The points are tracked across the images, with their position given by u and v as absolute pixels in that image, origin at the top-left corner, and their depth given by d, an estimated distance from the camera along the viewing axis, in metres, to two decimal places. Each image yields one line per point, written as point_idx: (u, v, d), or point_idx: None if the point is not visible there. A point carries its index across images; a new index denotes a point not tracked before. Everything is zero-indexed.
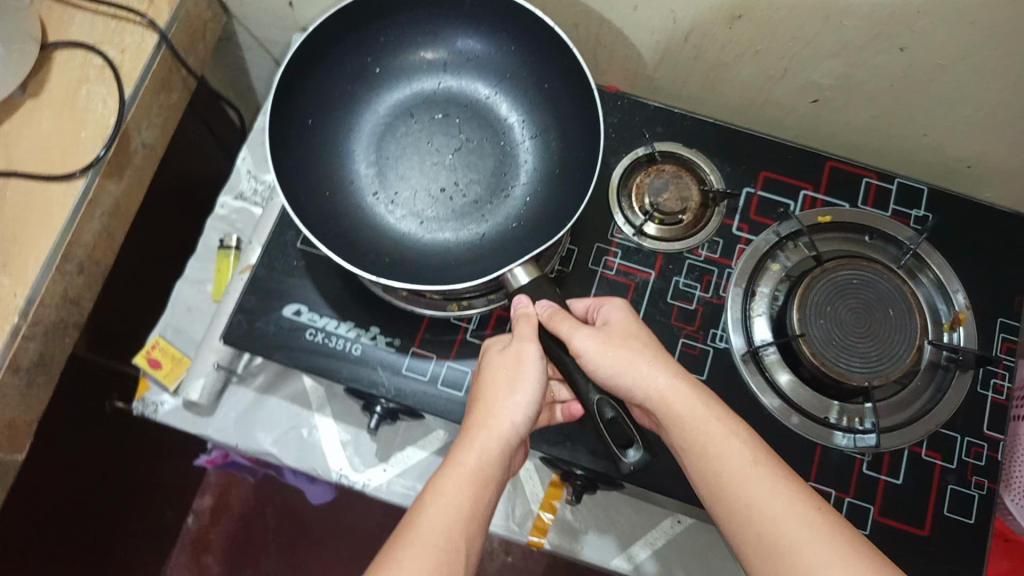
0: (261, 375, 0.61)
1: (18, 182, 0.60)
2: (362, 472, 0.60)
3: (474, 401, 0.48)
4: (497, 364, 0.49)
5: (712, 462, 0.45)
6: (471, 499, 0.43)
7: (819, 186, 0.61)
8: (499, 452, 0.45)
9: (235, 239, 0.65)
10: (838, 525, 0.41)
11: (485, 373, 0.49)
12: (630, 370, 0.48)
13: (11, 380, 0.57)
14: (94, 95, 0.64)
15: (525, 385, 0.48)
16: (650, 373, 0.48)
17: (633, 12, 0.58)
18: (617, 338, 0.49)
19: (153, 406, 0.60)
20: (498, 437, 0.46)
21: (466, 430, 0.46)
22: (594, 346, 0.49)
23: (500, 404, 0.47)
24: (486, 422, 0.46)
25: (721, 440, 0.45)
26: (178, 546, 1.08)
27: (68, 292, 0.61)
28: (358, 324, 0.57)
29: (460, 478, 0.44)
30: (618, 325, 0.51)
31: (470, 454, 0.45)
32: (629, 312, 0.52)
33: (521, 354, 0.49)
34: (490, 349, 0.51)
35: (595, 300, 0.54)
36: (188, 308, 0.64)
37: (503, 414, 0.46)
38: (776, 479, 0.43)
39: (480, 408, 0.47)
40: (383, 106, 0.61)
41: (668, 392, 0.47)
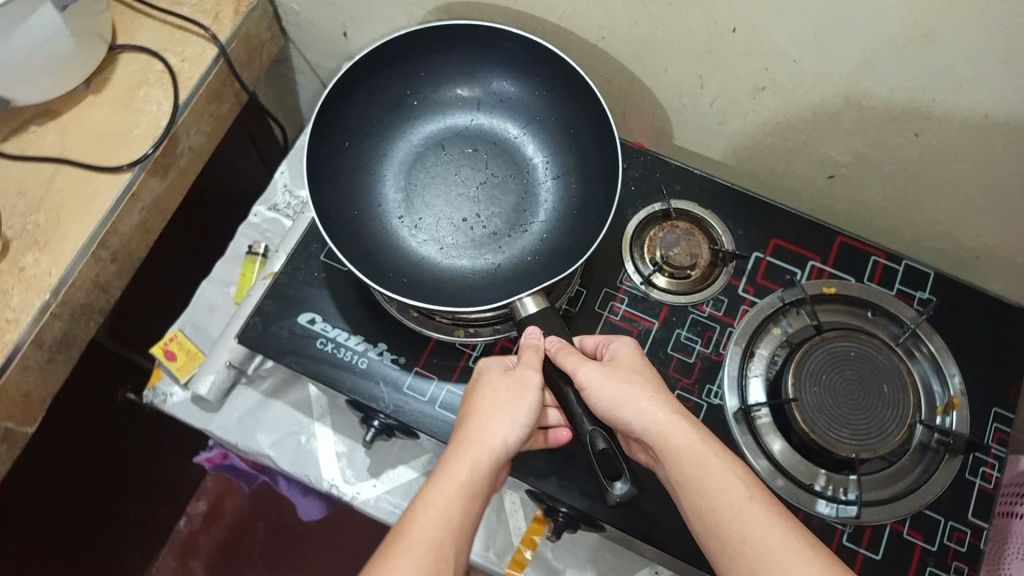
0: (269, 379, 0.63)
1: (69, 169, 0.64)
2: (353, 484, 0.61)
3: (468, 415, 0.50)
4: (498, 384, 0.51)
5: (709, 497, 0.46)
6: (461, 512, 0.45)
7: (827, 258, 0.63)
8: (490, 466, 0.47)
9: (263, 246, 0.68)
10: (834, 567, 0.42)
11: (483, 391, 0.51)
12: (629, 404, 0.49)
13: (35, 353, 0.59)
14: (150, 97, 0.68)
15: (522, 406, 0.49)
16: (648, 404, 0.49)
17: (664, 73, 0.62)
18: (620, 373, 0.51)
19: (162, 396, 0.62)
20: (490, 452, 0.47)
21: (460, 443, 0.48)
22: (599, 378, 0.51)
23: (495, 422, 0.48)
24: (480, 438, 0.48)
25: (716, 476, 0.46)
26: (167, 547, 1.10)
27: (100, 278, 0.64)
28: (367, 339, 0.59)
29: (451, 490, 0.45)
30: (624, 361, 0.52)
31: (462, 467, 0.46)
32: (636, 350, 0.54)
33: (523, 379, 0.51)
34: (491, 368, 0.53)
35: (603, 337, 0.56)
36: (209, 307, 0.67)
37: (497, 431, 0.48)
38: (770, 516, 0.44)
39: (474, 422, 0.49)
40: (417, 137, 0.65)
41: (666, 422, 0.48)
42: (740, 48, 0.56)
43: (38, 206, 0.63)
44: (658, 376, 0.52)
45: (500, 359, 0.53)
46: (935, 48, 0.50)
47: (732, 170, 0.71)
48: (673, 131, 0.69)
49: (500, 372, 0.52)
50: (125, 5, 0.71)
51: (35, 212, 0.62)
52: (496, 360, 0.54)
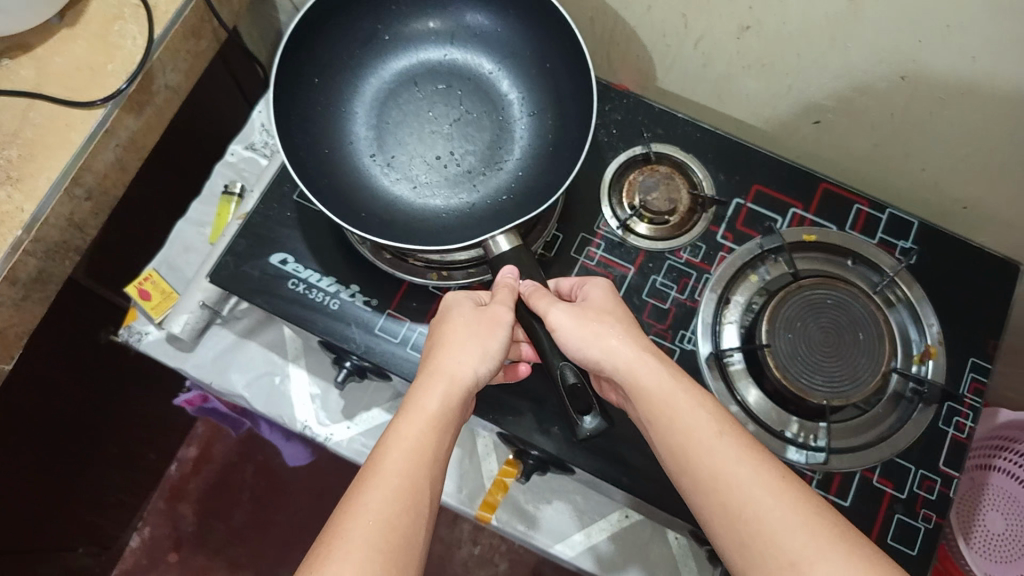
0: (244, 320, 0.63)
1: (42, 104, 0.63)
2: (326, 425, 0.62)
3: (436, 347, 0.49)
4: (468, 318, 0.50)
5: (679, 435, 0.45)
6: (435, 442, 0.44)
7: (809, 206, 0.62)
8: (460, 398, 0.46)
9: (239, 187, 0.67)
10: (804, 498, 0.41)
11: (451, 323, 0.50)
12: (598, 343, 0.49)
13: (8, 289, 0.59)
14: (125, 32, 0.66)
15: (491, 339, 0.49)
16: (619, 343, 0.49)
17: (647, 11, 0.61)
18: (590, 313, 0.51)
19: (137, 335, 0.62)
20: (459, 382, 0.47)
21: (429, 375, 0.47)
22: (570, 318, 0.50)
23: (464, 353, 0.48)
24: (450, 369, 0.47)
25: (685, 414, 0.46)
26: (157, 491, 1.12)
27: (74, 215, 0.64)
28: (339, 281, 0.58)
29: (422, 421, 0.44)
30: (598, 302, 0.52)
31: (432, 399, 0.45)
32: (608, 291, 0.53)
33: (495, 316, 0.50)
34: (459, 302, 0.52)
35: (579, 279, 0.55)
36: (185, 246, 0.67)
37: (467, 362, 0.47)
38: (741, 452, 0.43)
39: (444, 355, 0.48)
40: (389, 73, 0.63)
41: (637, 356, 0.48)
42: None
43: (9, 141, 0.62)
44: (629, 316, 0.52)
45: (468, 294, 0.53)
46: None
47: (717, 115, 0.69)
48: (658, 73, 0.68)
49: (469, 306, 0.51)
50: None
51: (7, 147, 0.62)
52: (464, 295, 0.53)
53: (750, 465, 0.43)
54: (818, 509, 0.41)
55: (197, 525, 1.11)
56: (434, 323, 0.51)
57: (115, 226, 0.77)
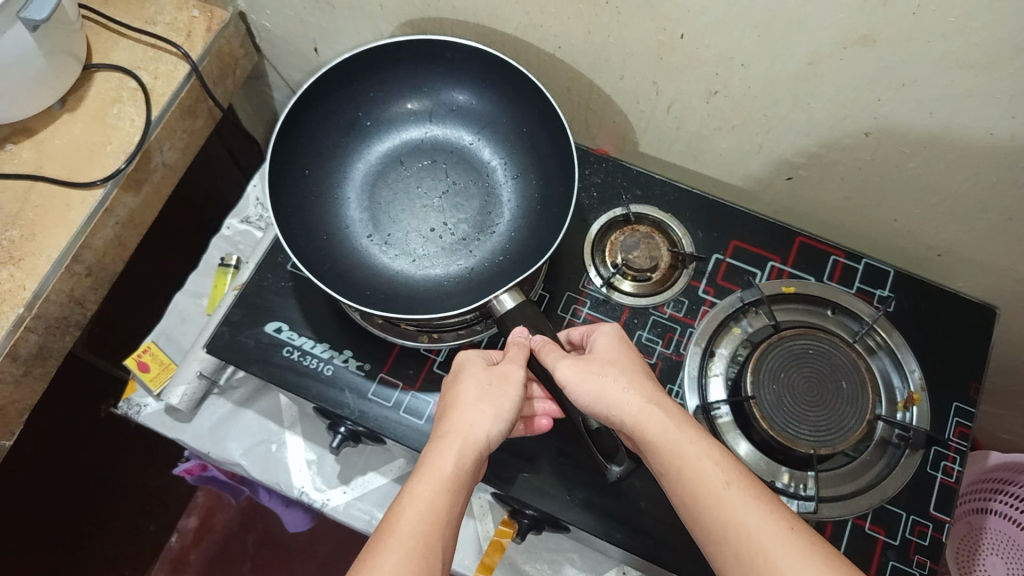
0: (241, 389, 0.64)
1: (43, 185, 0.66)
2: (322, 491, 0.62)
3: (451, 407, 0.49)
4: (480, 377, 0.50)
5: (689, 482, 0.44)
6: (448, 504, 0.43)
7: (787, 259, 0.64)
8: (474, 458, 0.46)
9: (235, 258, 0.69)
10: (814, 548, 0.40)
11: (464, 383, 0.50)
12: (604, 394, 0.49)
13: (10, 365, 0.61)
14: (123, 114, 0.69)
15: (503, 398, 0.49)
16: (623, 392, 0.48)
17: (620, 79, 0.64)
18: (595, 365, 0.50)
19: (136, 408, 0.63)
20: (474, 443, 0.46)
21: (442, 436, 0.47)
22: (576, 371, 0.50)
23: (477, 414, 0.48)
24: (463, 431, 0.47)
25: (694, 460, 0.45)
26: (158, 563, 1.10)
27: (74, 291, 0.66)
28: (332, 347, 0.60)
29: (435, 482, 0.44)
30: (607, 351, 0.52)
31: (447, 459, 0.45)
32: (616, 339, 0.53)
33: (506, 375, 0.50)
34: (473, 361, 0.52)
35: (589, 327, 0.55)
36: (182, 318, 0.68)
37: (480, 422, 0.47)
38: (749, 498, 0.43)
39: (458, 415, 0.48)
40: (375, 155, 0.66)
41: (638, 401, 0.48)
42: (691, 52, 0.58)
43: (12, 222, 0.64)
44: (637, 363, 0.51)
45: (480, 353, 0.53)
46: (879, 47, 0.50)
47: (694, 173, 0.72)
48: (636, 135, 0.70)
49: (483, 365, 0.51)
50: (100, 25, 0.73)
51: (10, 228, 0.64)
52: (477, 353, 0.53)
53: (761, 511, 0.42)
54: (831, 559, 0.40)
55: None
56: (448, 383, 0.51)
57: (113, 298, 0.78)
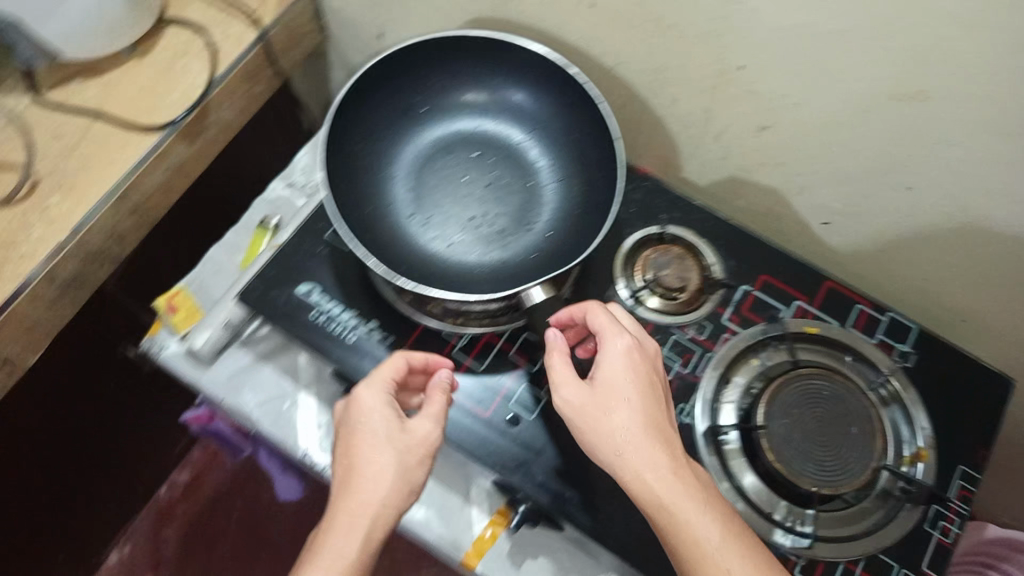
0: (263, 344, 0.65)
1: (104, 123, 0.68)
2: (327, 454, 0.62)
3: (359, 468, 0.49)
4: (390, 437, 0.50)
5: (676, 526, 0.46)
6: None
7: (812, 300, 0.65)
8: (379, 534, 0.48)
9: (276, 220, 0.71)
10: None
11: (371, 439, 0.50)
12: (597, 425, 0.50)
13: (45, 287, 0.63)
14: (190, 68, 0.72)
15: (414, 466, 0.50)
16: (614, 435, 0.49)
17: (673, 102, 0.66)
18: (597, 397, 0.50)
19: (159, 346, 0.65)
20: (384, 516, 0.48)
21: (350, 508, 0.48)
22: (575, 402, 0.51)
23: (387, 486, 0.48)
24: (371, 505, 0.48)
25: (678, 506, 0.46)
26: (145, 509, 1.11)
27: (118, 228, 0.68)
28: (358, 316, 0.61)
29: (339, 568, 0.46)
30: (610, 378, 0.51)
31: (350, 541, 0.47)
32: (622, 360, 0.51)
33: (417, 438, 0.51)
34: (381, 407, 0.51)
35: (606, 327, 0.53)
36: (216, 268, 0.69)
37: (390, 498, 0.48)
38: (733, 551, 0.45)
39: (365, 483, 0.49)
40: (425, 140, 0.67)
41: (634, 442, 0.48)
42: (747, 85, 0.59)
43: (70, 154, 0.67)
44: (639, 387, 0.50)
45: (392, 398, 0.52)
46: (930, 104, 0.52)
47: (731, 206, 0.73)
48: (680, 160, 0.72)
49: (392, 419, 0.51)
50: None
51: (67, 159, 0.66)
52: (381, 390, 0.52)
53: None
54: None
55: (178, 551, 1.10)
56: (351, 430, 0.51)
57: (152, 243, 0.81)
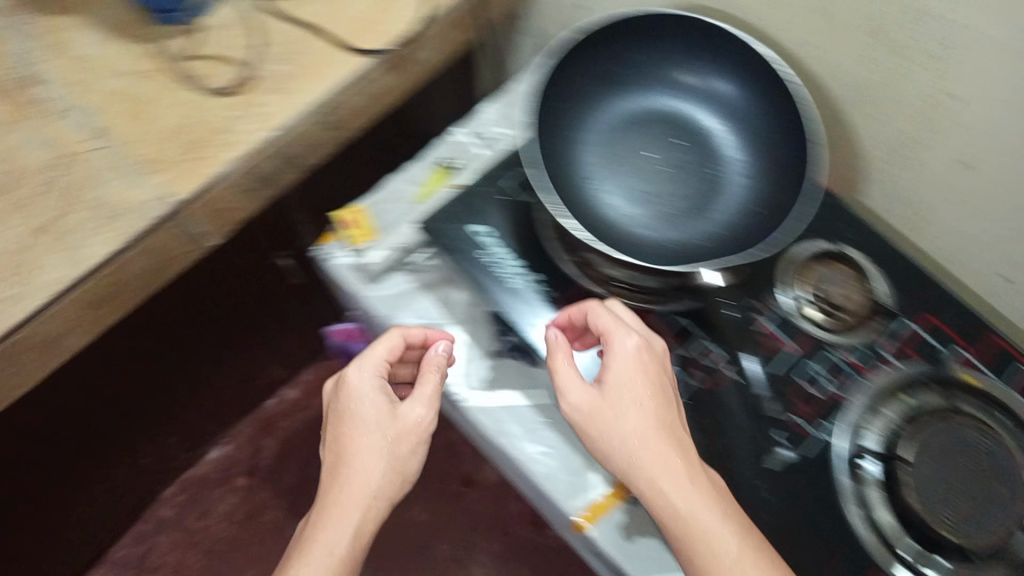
0: (425, 274, 0.69)
1: (322, 38, 0.72)
2: (469, 390, 0.64)
3: (350, 458, 0.55)
4: (378, 430, 0.56)
5: (681, 518, 0.49)
6: None
7: (979, 351, 0.61)
8: (370, 528, 0.54)
9: (459, 164, 0.74)
10: None
11: (360, 433, 0.56)
12: (607, 429, 0.53)
13: (242, 176, 0.68)
14: (406, 2, 0.75)
15: (400, 453, 0.56)
16: (626, 442, 0.52)
17: (879, 124, 0.64)
18: (607, 401, 0.54)
19: (329, 254, 0.69)
20: (374, 506, 0.54)
21: (342, 500, 0.54)
22: (584, 407, 0.54)
23: (376, 475, 0.55)
24: (363, 496, 0.54)
25: (686, 504, 0.50)
26: (250, 416, 1.19)
27: (313, 137, 0.72)
28: (524, 266, 0.64)
29: (328, 557, 0.51)
30: (618, 379, 0.55)
31: (339, 531, 0.52)
32: (625, 364, 0.55)
33: (404, 425, 0.57)
34: (371, 393, 0.58)
35: (609, 327, 0.57)
36: (394, 195, 0.72)
37: (377, 487, 0.55)
38: (743, 545, 0.48)
39: (355, 476, 0.55)
40: (622, 111, 0.68)
41: (644, 446, 0.52)
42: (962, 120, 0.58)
43: (287, 60, 0.71)
44: (642, 390, 0.54)
45: (378, 385, 0.59)
46: None
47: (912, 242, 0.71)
48: (869, 184, 0.70)
49: (382, 405, 0.58)
50: None
51: (284, 65, 0.71)
52: (372, 373, 0.59)
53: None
54: None
55: (273, 461, 1.16)
56: (342, 414, 0.57)
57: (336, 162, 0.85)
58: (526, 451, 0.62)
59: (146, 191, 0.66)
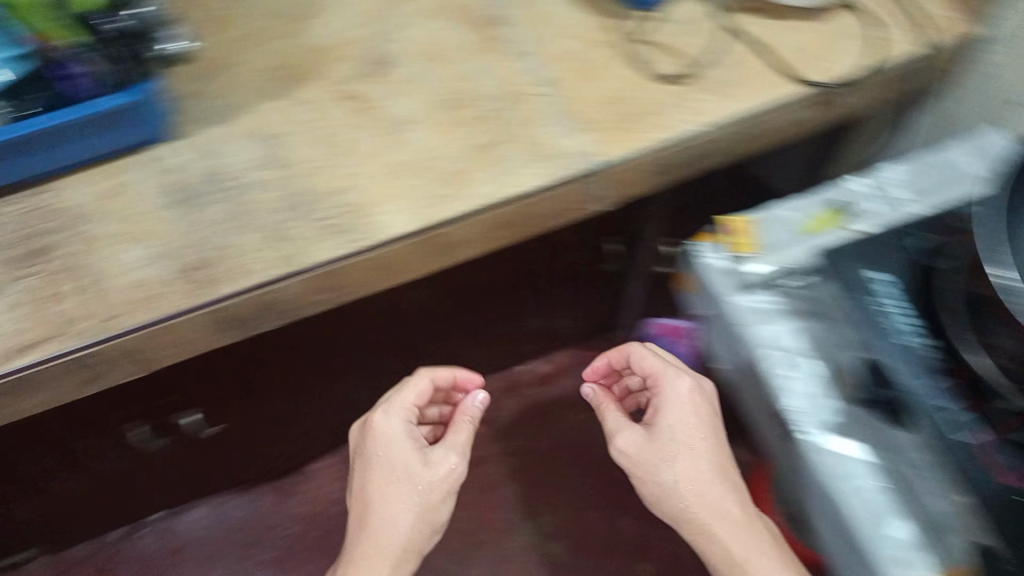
0: (795, 301, 0.70)
1: (765, 59, 0.76)
2: (815, 428, 0.64)
3: (376, 513, 0.82)
4: (393, 490, 0.82)
5: (714, 540, 0.72)
6: (385, 566, 0.80)
7: None
8: (398, 565, 0.81)
9: (854, 209, 0.73)
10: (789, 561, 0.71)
11: (376, 480, 0.83)
12: (656, 467, 0.76)
13: (657, 158, 0.73)
14: (852, 48, 0.76)
15: (405, 512, 0.82)
16: (670, 478, 0.75)
17: None
18: (658, 442, 0.76)
19: (706, 253, 0.72)
20: (404, 557, 0.81)
21: (371, 535, 0.81)
22: (638, 448, 0.77)
23: (403, 508, 0.82)
24: (390, 540, 0.81)
25: (714, 519, 0.72)
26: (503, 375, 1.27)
27: (726, 144, 0.75)
28: (921, 327, 0.64)
29: (387, 551, 0.81)
30: (668, 423, 0.77)
31: (390, 536, 0.81)
32: (670, 404, 0.78)
33: (429, 476, 0.84)
34: (394, 440, 0.85)
35: (654, 371, 0.79)
36: (782, 218, 0.73)
37: (404, 524, 0.81)
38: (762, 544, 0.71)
39: (375, 521, 0.82)
40: None
41: (693, 485, 0.74)
42: None
43: (729, 69, 0.75)
44: (693, 428, 0.76)
45: (400, 427, 0.86)
46: None
47: None
48: None
49: (410, 453, 0.85)
50: None
51: (724, 72, 0.75)
52: (394, 417, 0.87)
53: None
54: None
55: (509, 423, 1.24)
56: (365, 464, 0.84)
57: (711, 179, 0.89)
58: (863, 512, 0.61)
59: (575, 143, 0.72)
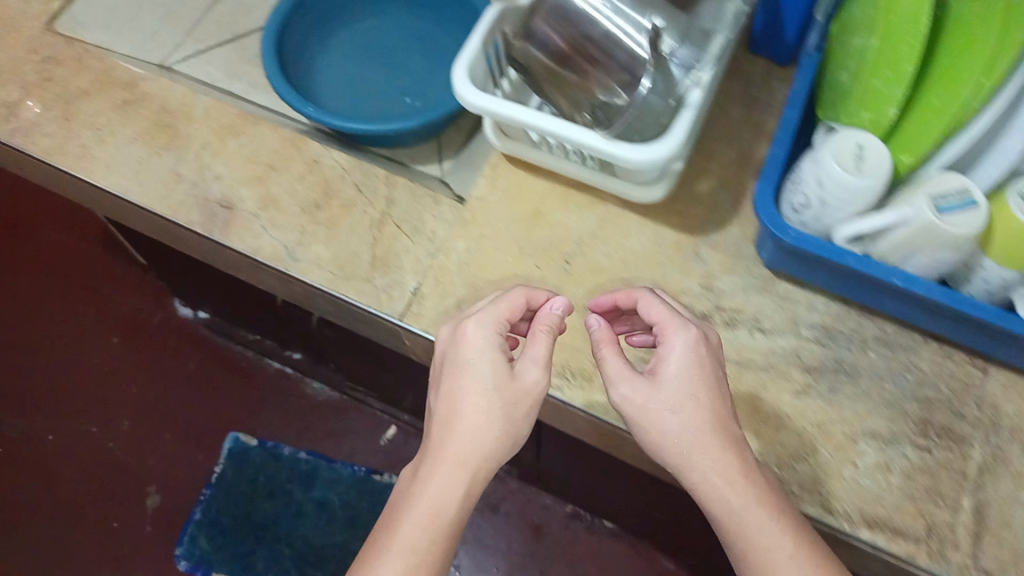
0: None
1: None
2: None
3: (444, 418, 0.50)
4: (462, 383, 0.50)
5: (735, 536, 0.48)
6: (461, 491, 0.48)
7: None
8: (461, 496, 0.48)
9: None
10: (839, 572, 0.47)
11: (459, 371, 0.51)
12: (650, 426, 0.50)
13: None
14: None
15: (497, 414, 0.49)
16: (670, 440, 0.50)
17: None
18: (655, 396, 0.50)
19: None
20: (478, 469, 0.49)
21: (439, 445, 0.49)
22: (633, 398, 0.51)
23: (484, 424, 0.49)
24: (461, 452, 0.49)
25: (714, 486, 0.49)
26: None
27: None
28: None
29: (455, 459, 0.49)
30: (672, 373, 0.51)
31: (463, 444, 0.49)
32: (687, 365, 0.51)
33: (504, 382, 0.50)
34: (493, 343, 0.51)
35: (665, 326, 0.53)
36: None
37: (489, 435, 0.49)
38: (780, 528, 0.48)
39: (451, 424, 0.50)
40: None
41: (693, 444, 0.49)
42: None
43: None
44: (712, 385, 0.51)
45: (489, 335, 0.52)
46: None
47: None
48: None
49: (496, 368, 0.51)
50: None
51: None
52: (489, 328, 0.52)
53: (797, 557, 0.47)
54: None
55: None
56: (455, 369, 0.51)
57: None
58: None
59: None
